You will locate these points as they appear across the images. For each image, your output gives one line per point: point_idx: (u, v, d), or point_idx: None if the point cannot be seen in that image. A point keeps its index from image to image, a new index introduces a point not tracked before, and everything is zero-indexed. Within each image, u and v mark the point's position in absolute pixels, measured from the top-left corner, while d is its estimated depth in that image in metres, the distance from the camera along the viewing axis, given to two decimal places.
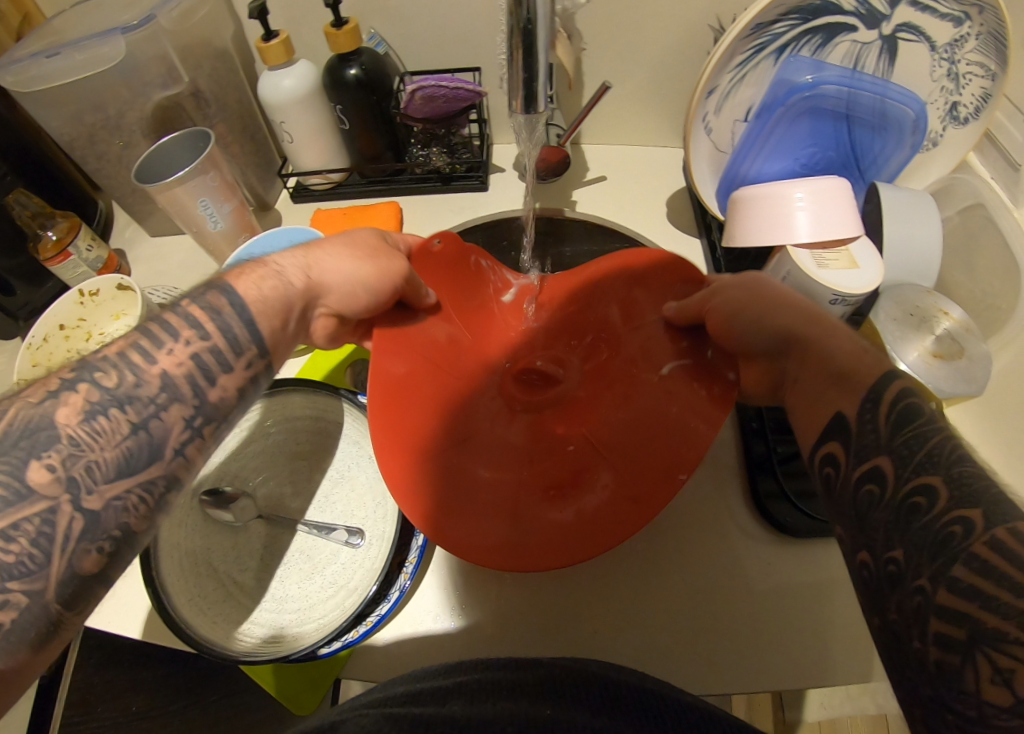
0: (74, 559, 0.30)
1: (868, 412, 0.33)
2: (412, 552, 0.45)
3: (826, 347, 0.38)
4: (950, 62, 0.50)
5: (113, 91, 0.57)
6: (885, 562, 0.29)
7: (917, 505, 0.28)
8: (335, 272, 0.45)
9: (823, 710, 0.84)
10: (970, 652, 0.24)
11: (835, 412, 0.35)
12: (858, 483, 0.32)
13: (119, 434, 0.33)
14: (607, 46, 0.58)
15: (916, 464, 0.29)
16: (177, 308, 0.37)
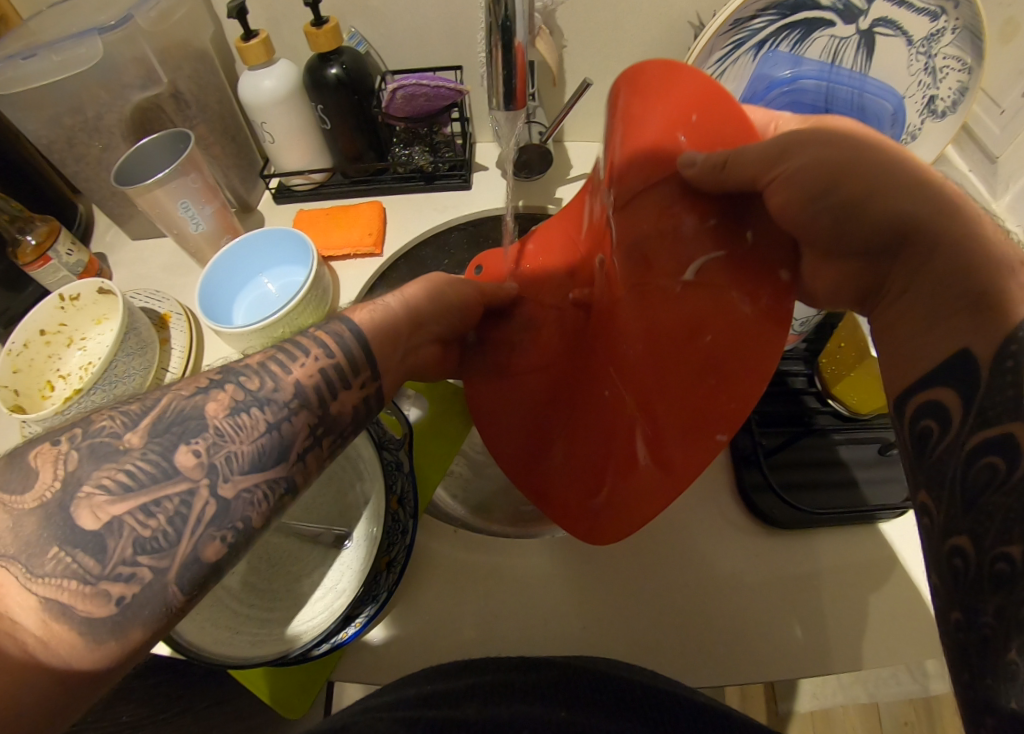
0: (199, 545, 0.29)
1: (1006, 364, 0.28)
2: (399, 552, 0.43)
3: (946, 250, 0.30)
4: (927, 57, 0.50)
5: (91, 93, 0.56)
6: (993, 557, 0.27)
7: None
8: (429, 299, 0.47)
9: (814, 700, 0.85)
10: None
11: (959, 353, 0.30)
12: (972, 458, 0.29)
13: (256, 431, 0.32)
14: (589, 44, 0.58)
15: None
16: (307, 332, 0.38)
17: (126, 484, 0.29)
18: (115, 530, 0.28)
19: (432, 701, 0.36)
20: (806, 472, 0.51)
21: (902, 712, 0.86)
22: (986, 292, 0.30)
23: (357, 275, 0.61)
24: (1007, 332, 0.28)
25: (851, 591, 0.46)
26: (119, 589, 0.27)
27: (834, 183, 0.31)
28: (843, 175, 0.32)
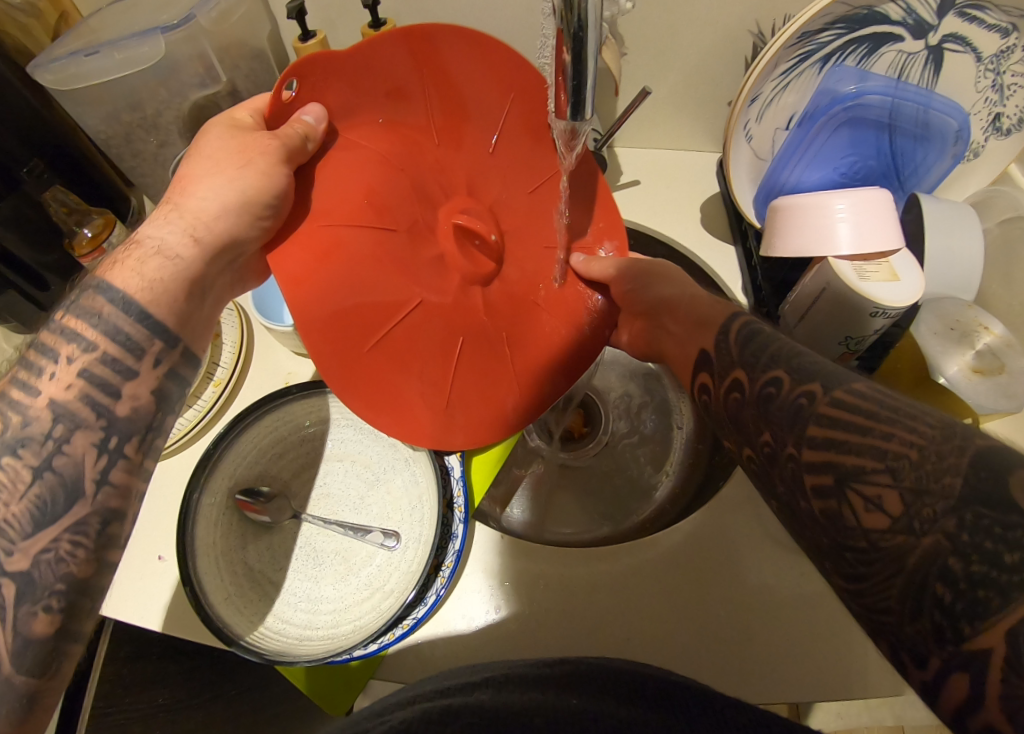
0: (21, 625, 0.31)
1: (721, 342, 0.39)
2: (448, 556, 0.45)
3: (690, 307, 0.46)
4: (995, 74, 0.49)
5: (150, 90, 0.57)
6: (761, 446, 0.32)
7: (770, 392, 0.32)
8: (214, 218, 0.39)
9: (839, 720, 0.84)
10: (842, 491, 0.27)
11: (699, 354, 0.41)
12: (725, 395, 0.36)
13: (22, 482, 0.32)
14: (645, 51, 0.58)
15: (764, 363, 0.34)
16: (53, 324, 0.35)
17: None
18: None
19: (449, 693, 0.36)
20: None
21: None
22: (711, 323, 0.43)
23: None
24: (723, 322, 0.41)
25: None
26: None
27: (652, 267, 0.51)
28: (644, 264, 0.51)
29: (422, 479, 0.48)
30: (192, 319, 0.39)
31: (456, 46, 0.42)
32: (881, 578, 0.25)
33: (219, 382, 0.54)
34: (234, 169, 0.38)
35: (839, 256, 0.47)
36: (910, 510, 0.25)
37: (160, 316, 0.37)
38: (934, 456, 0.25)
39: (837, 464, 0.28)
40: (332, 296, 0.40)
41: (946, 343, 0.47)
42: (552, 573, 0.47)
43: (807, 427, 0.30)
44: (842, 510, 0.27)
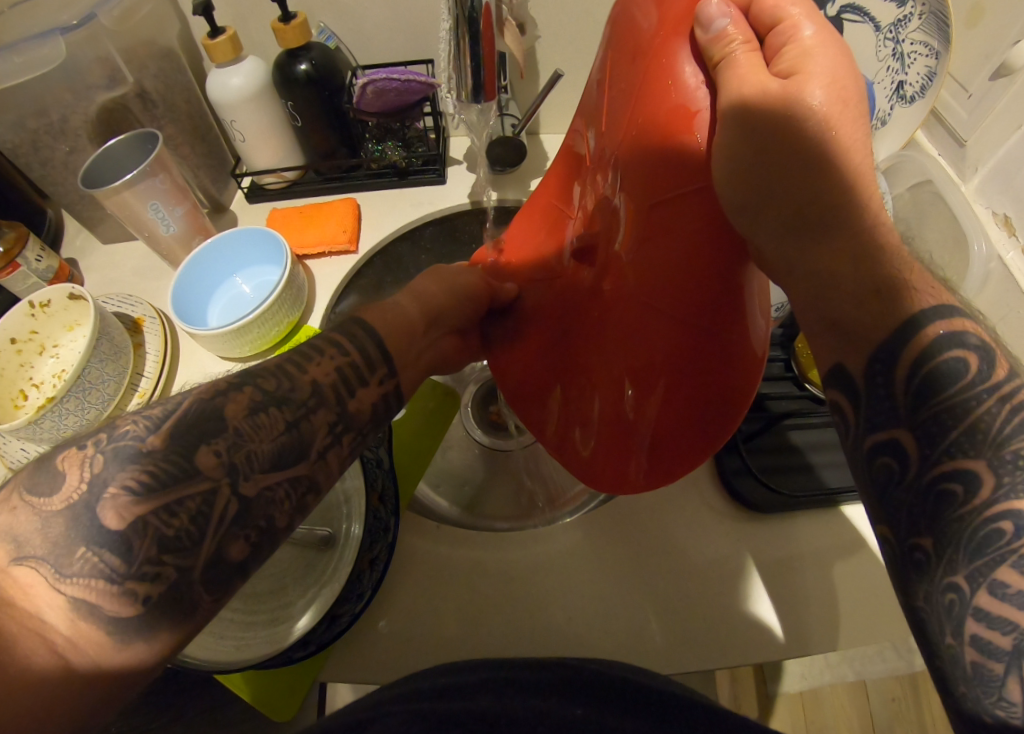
0: (224, 545, 0.29)
1: (877, 376, 0.30)
2: (382, 550, 0.43)
3: (851, 266, 0.31)
4: (895, 42, 0.52)
5: (54, 94, 0.55)
6: (911, 550, 0.28)
7: (952, 493, 0.27)
8: (432, 285, 0.49)
9: (803, 681, 0.86)
10: (1020, 659, 0.23)
11: (834, 365, 0.32)
12: (870, 453, 0.30)
13: (276, 429, 0.32)
14: (560, 36, 0.58)
15: (948, 447, 0.27)
16: (323, 335, 0.40)
17: (148, 484, 0.28)
18: (138, 531, 0.27)
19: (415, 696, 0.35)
20: (784, 456, 0.52)
21: (888, 688, 0.87)
22: (891, 301, 0.30)
23: (334, 272, 0.60)
24: (880, 343, 0.30)
25: (826, 564, 0.46)
26: (146, 591, 0.26)
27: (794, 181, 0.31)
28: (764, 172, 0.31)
29: (353, 474, 0.48)
30: (411, 355, 0.44)
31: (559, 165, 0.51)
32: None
33: (144, 393, 0.55)
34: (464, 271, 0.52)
35: None
36: None
37: (391, 348, 0.42)
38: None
39: (1022, 628, 0.24)
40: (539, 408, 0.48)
41: None
42: (492, 560, 0.47)
43: (996, 571, 0.25)
44: (1008, 680, 0.24)
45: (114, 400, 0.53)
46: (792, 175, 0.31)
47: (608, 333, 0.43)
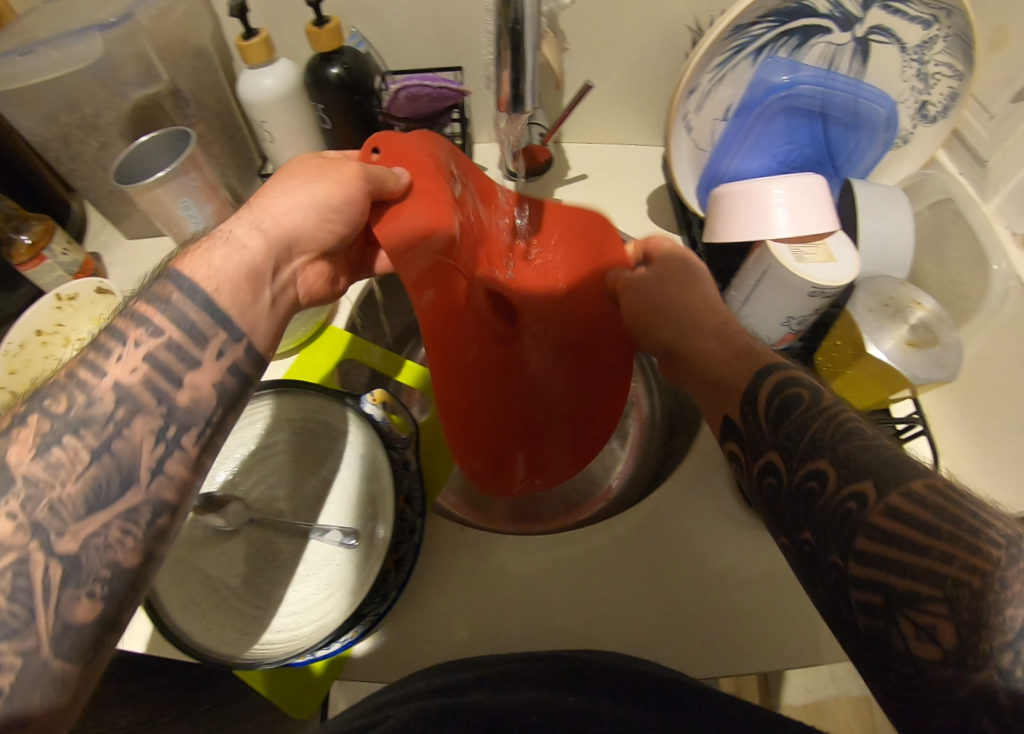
0: (64, 608, 0.28)
1: (749, 414, 0.37)
2: (407, 550, 0.45)
3: (707, 357, 0.43)
4: (920, 63, 0.52)
5: (87, 90, 0.55)
6: (801, 543, 0.32)
7: (813, 488, 0.32)
8: (282, 214, 0.42)
9: (809, 693, 0.86)
10: (892, 614, 0.27)
11: (722, 418, 0.40)
12: (800, 480, 0.32)
13: (79, 463, 0.30)
14: (588, 47, 0.59)
15: (802, 451, 0.33)
16: (125, 309, 0.35)
17: None
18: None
19: (438, 692, 0.35)
20: None
21: None
22: (732, 385, 0.40)
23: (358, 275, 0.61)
24: (747, 393, 0.38)
25: None
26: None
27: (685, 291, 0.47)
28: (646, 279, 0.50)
29: (377, 473, 0.48)
30: (257, 311, 0.39)
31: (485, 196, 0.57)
32: (928, 707, 0.25)
33: None
34: (311, 181, 0.42)
35: (777, 239, 0.48)
36: (965, 643, 0.24)
37: (229, 308, 0.37)
38: (997, 584, 0.24)
39: (889, 586, 0.27)
40: (476, 418, 0.53)
41: (881, 320, 0.49)
42: (511, 562, 0.48)
43: (856, 540, 0.29)
44: (891, 633, 0.27)
45: None
46: (687, 291, 0.47)
47: (558, 381, 0.57)
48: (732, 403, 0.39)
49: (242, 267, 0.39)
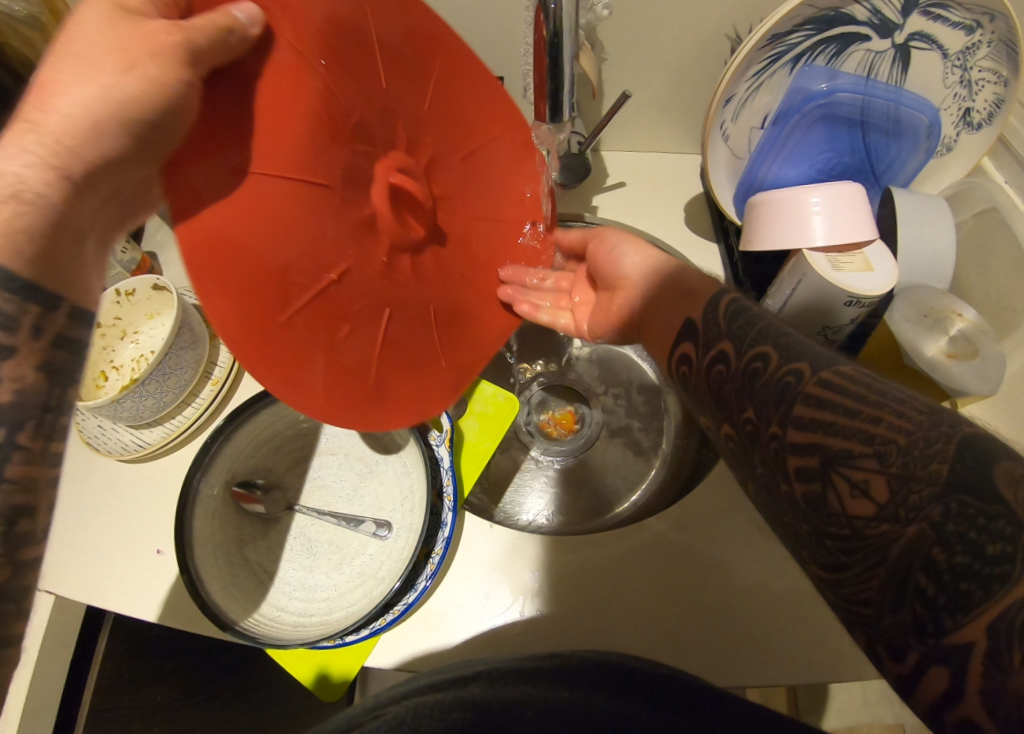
0: None
1: (710, 314, 0.40)
2: (437, 543, 0.46)
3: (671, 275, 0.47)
4: (962, 69, 0.52)
5: None
6: (743, 425, 0.34)
7: (757, 368, 0.34)
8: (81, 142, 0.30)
9: (841, 718, 0.84)
10: (827, 472, 0.28)
11: (685, 320, 0.42)
12: (746, 362, 0.35)
13: None
14: (626, 57, 0.60)
15: (750, 339, 0.36)
16: None
17: None
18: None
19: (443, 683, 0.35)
20: None
21: None
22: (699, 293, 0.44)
23: None
24: (709, 295, 0.42)
25: None
26: None
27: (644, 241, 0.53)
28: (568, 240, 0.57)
29: (414, 470, 0.49)
30: (88, 274, 0.32)
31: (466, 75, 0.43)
32: (863, 568, 0.26)
33: (217, 380, 0.58)
34: (114, 77, 0.30)
35: (814, 247, 0.48)
36: (895, 497, 0.26)
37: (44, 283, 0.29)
38: (921, 441, 0.26)
39: (822, 447, 0.29)
40: (310, 337, 0.34)
41: (919, 330, 0.48)
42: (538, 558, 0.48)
43: (796, 406, 0.31)
44: (827, 493, 0.28)
45: (190, 385, 0.56)
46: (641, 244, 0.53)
47: (442, 289, 0.44)
48: (678, 322, 0.43)
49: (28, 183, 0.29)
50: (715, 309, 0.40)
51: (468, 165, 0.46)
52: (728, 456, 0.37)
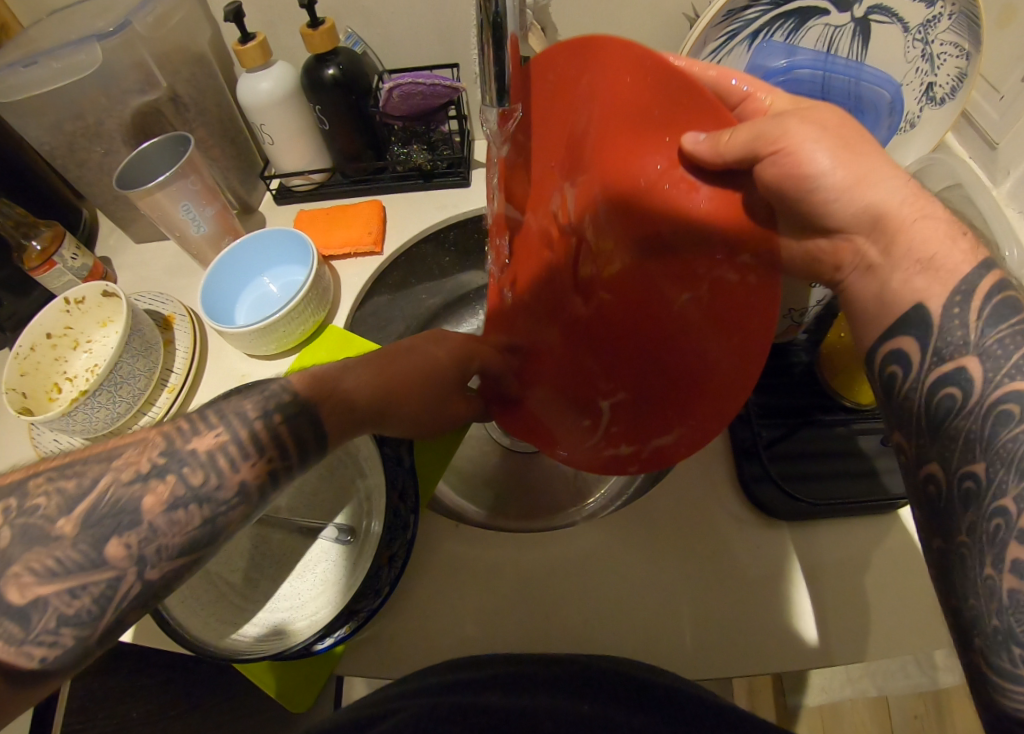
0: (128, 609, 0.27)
1: (956, 307, 0.33)
2: (400, 546, 0.44)
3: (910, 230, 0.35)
4: (924, 43, 0.51)
5: (91, 99, 0.56)
6: (960, 480, 0.31)
7: (1008, 412, 0.30)
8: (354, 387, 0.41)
9: (824, 693, 0.85)
10: None
11: (913, 305, 0.35)
12: (932, 389, 0.33)
13: (192, 525, 0.28)
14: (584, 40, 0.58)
15: (1012, 368, 0.31)
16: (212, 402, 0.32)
17: (53, 568, 0.25)
18: (38, 607, 0.24)
19: (453, 689, 0.35)
20: (805, 466, 0.50)
21: (910, 705, 0.86)
22: (944, 268, 0.34)
23: (359, 273, 0.61)
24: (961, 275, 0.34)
25: (857, 574, 0.45)
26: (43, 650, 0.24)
27: (848, 141, 0.37)
28: (728, 97, 0.44)
29: (372, 470, 0.48)
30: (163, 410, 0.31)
31: (712, 364, 0.42)
32: None
33: (173, 388, 0.56)
34: None
35: None
36: None
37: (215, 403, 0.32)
38: None
39: None
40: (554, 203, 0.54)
41: None
42: (505, 557, 0.47)
43: None
44: None
45: (145, 393, 0.54)
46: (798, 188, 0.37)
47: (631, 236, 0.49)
48: (902, 308, 0.35)
49: (430, 378, 0.48)
50: (953, 313, 0.33)
51: (710, 315, 0.43)
52: (914, 494, 0.35)
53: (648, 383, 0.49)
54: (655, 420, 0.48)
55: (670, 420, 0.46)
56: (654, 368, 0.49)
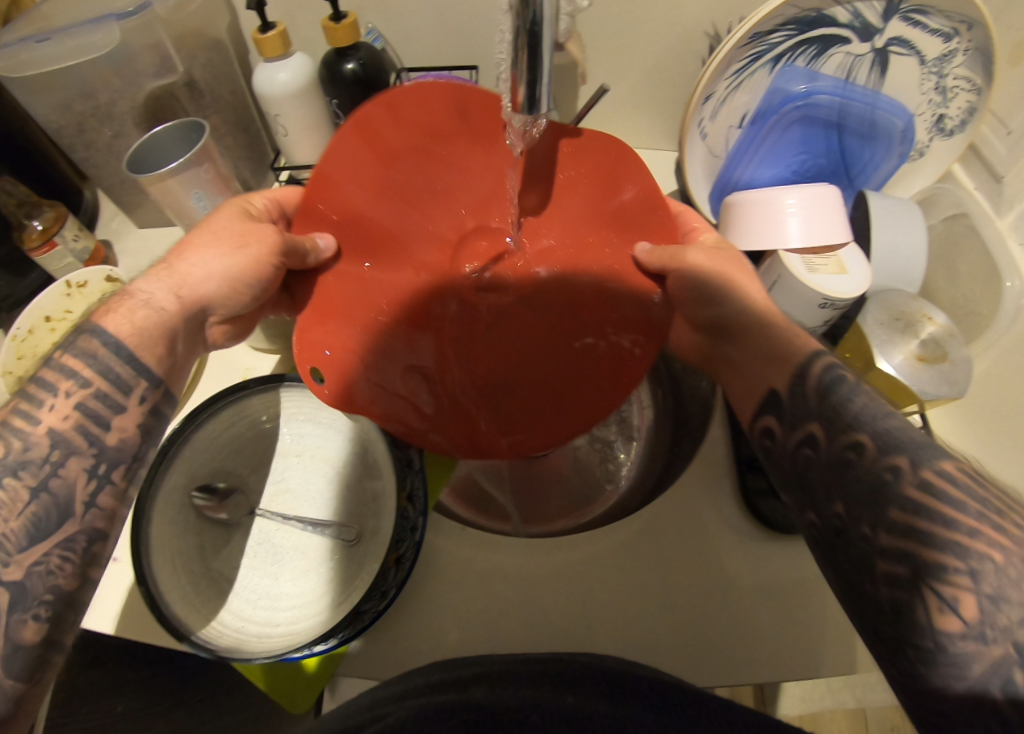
0: (13, 631, 0.31)
1: (796, 385, 0.40)
2: (408, 549, 0.44)
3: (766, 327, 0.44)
4: (939, 76, 0.52)
5: (103, 79, 0.55)
6: (830, 517, 0.35)
7: (851, 458, 0.35)
8: (199, 283, 0.42)
9: (803, 704, 0.87)
10: (918, 586, 0.30)
11: (766, 389, 0.42)
12: (795, 447, 0.39)
13: (20, 501, 0.33)
14: (606, 51, 0.59)
15: (841, 425, 0.36)
16: (51, 360, 0.37)
17: None
18: None
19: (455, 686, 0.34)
20: None
21: (888, 718, 0.87)
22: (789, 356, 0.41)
23: None
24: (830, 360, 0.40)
25: None
26: None
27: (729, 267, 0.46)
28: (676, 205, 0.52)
29: (381, 468, 0.48)
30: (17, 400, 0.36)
31: (539, 407, 0.50)
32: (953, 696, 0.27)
33: None
34: None
35: (790, 248, 0.48)
36: (989, 617, 0.27)
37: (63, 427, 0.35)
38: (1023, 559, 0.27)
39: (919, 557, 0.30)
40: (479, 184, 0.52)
41: (892, 334, 0.49)
42: (511, 560, 0.48)
43: (891, 512, 0.32)
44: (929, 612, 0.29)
45: None
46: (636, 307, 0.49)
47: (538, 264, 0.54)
48: (761, 387, 0.43)
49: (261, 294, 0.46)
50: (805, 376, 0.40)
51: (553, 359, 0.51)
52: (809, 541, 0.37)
53: (472, 384, 0.52)
54: (462, 419, 0.50)
55: (512, 428, 0.50)
56: (493, 381, 0.52)
